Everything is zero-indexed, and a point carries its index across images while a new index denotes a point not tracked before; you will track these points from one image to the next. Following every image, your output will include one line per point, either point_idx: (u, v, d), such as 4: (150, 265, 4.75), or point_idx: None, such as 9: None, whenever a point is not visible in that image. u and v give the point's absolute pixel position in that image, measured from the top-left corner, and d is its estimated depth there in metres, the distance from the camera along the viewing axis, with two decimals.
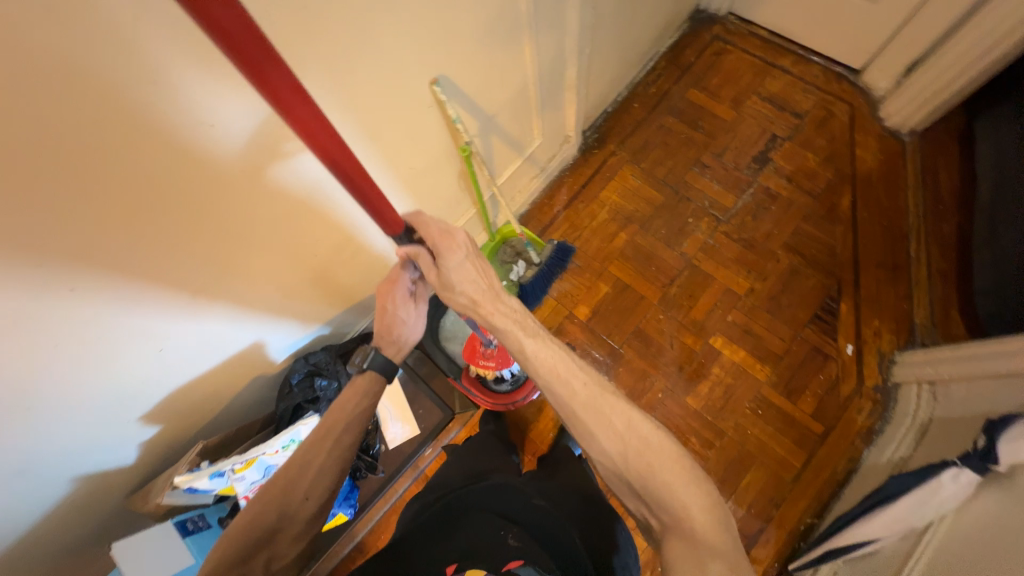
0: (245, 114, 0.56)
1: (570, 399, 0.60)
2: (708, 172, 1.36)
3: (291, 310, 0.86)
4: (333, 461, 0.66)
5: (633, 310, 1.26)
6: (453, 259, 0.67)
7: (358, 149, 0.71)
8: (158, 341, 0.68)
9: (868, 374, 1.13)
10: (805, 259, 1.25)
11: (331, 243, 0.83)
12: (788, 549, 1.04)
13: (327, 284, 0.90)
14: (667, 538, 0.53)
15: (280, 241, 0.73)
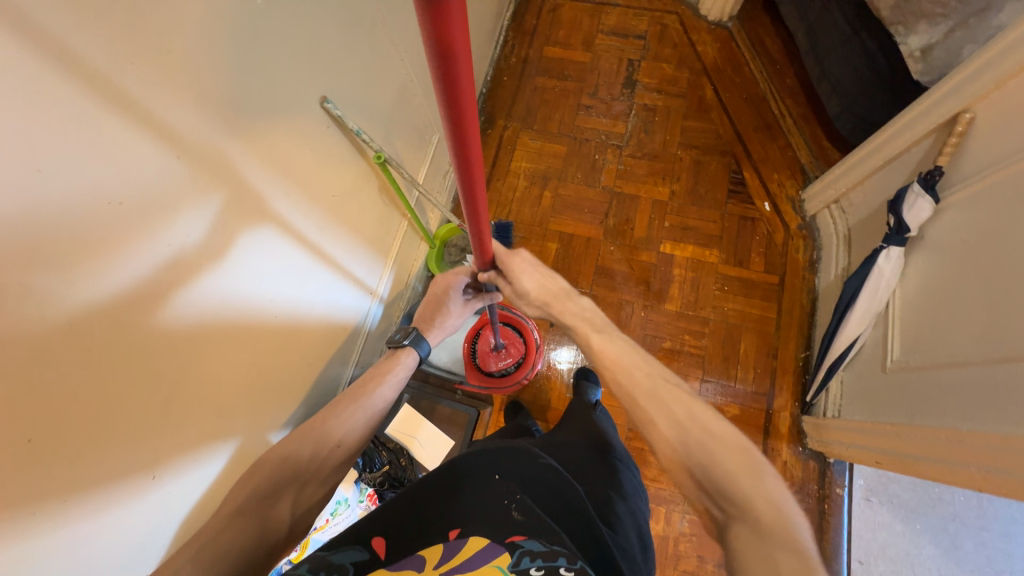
0: (179, 213, 0.56)
1: (634, 388, 0.63)
2: (593, 111, 1.46)
3: (269, 385, 0.80)
4: (361, 420, 0.68)
5: (587, 253, 1.32)
6: (523, 276, 0.73)
7: (272, 192, 0.70)
8: (149, 469, 0.59)
9: (789, 219, 1.30)
10: (701, 150, 1.40)
11: (283, 299, 0.78)
12: (800, 386, 1.16)
13: (297, 345, 0.85)
14: (731, 527, 0.51)
15: (233, 310, 0.68)
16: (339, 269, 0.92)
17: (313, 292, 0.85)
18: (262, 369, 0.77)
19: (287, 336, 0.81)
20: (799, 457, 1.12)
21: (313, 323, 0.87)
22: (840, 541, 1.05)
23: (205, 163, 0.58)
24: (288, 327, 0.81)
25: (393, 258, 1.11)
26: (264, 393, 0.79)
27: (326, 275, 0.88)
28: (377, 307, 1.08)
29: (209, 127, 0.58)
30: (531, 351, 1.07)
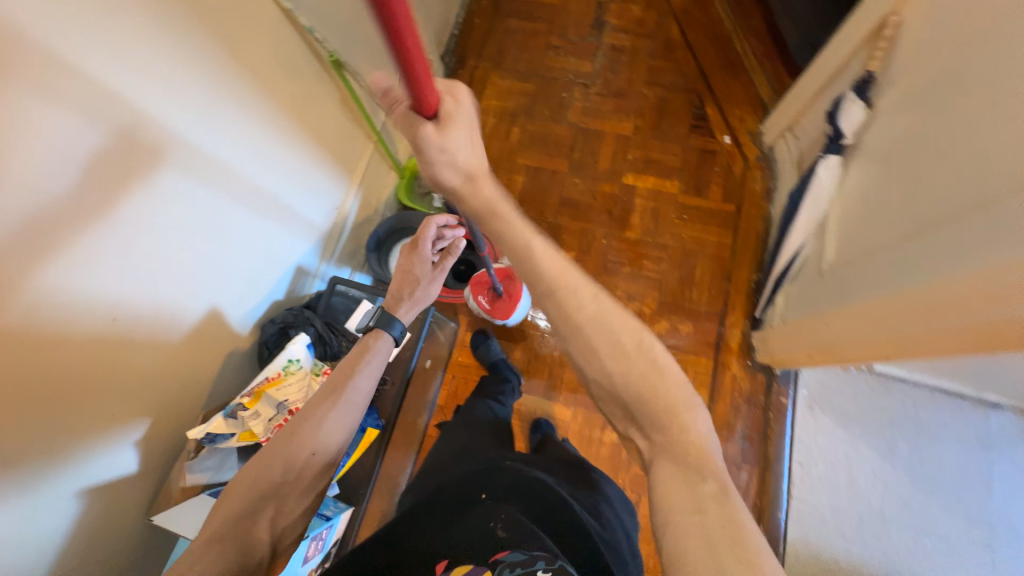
0: (28, 147, 0.48)
1: (578, 310, 0.52)
2: (562, 51, 1.50)
3: (220, 293, 0.79)
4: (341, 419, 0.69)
5: (552, 185, 1.37)
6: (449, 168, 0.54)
7: (153, 110, 0.61)
8: (108, 310, 0.60)
9: (748, 151, 1.34)
10: (666, 87, 1.43)
11: (205, 228, 0.73)
12: (751, 305, 1.21)
13: (246, 258, 0.84)
14: (657, 459, 0.49)
15: (132, 247, 0.61)
16: (291, 182, 0.92)
17: (256, 209, 0.84)
18: (199, 290, 0.75)
19: (229, 251, 0.79)
20: (749, 371, 1.17)
21: (261, 235, 0.87)
22: (783, 445, 1.11)
23: (65, 84, 0.51)
24: (224, 246, 0.78)
25: (359, 177, 1.15)
26: (211, 299, 0.78)
27: (274, 185, 0.88)
28: (344, 225, 1.13)
29: (50, 27, 0.48)
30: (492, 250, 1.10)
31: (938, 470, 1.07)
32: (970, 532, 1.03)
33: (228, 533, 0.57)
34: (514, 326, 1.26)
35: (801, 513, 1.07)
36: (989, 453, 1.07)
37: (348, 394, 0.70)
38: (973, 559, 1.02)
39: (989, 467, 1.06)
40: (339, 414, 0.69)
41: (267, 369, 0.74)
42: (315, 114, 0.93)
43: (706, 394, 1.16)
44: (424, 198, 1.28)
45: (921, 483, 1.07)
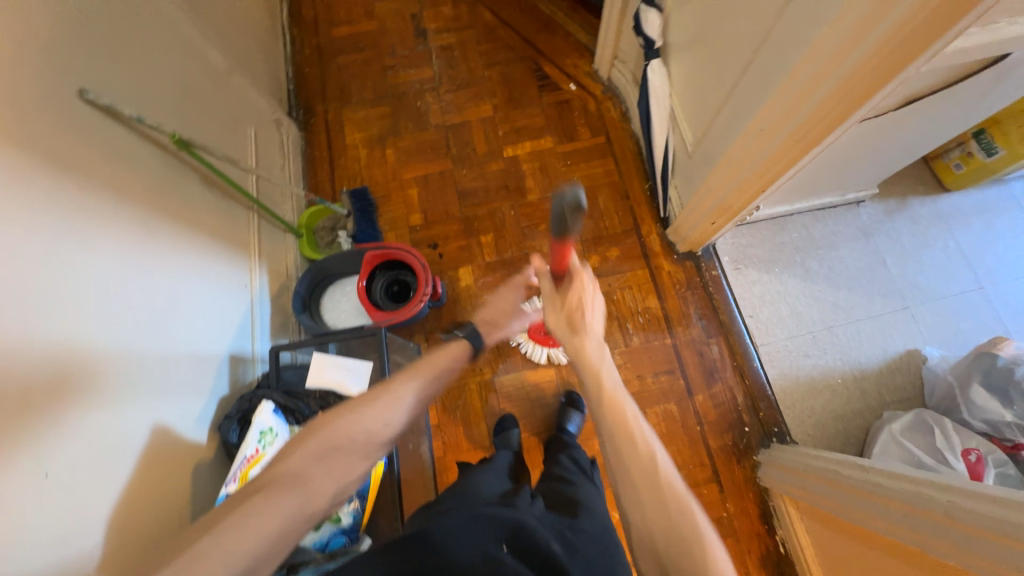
0: None
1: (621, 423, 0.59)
2: (400, 67, 1.56)
3: (152, 410, 0.72)
4: (415, 401, 0.67)
5: (445, 185, 1.42)
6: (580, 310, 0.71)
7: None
8: (36, 466, 0.54)
9: (593, 89, 1.50)
10: (503, 64, 1.55)
11: (98, 354, 0.65)
12: (654, 210, 1.34)
13: (164, 365, 0.77)
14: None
15: (29, 400, 0.55)
16: (183, 273, 0.86)
17: (153, 313, 0.77)
18: (123, 417, 0.67)
19: (139, 365, 0.72)
20: (678, 262, 1.30)
21: (177, 338, 0.81)
22: (732, 308, 1.25)
23: None
24: (138, 364, 0.72)
25: (258, 247, 1.10)
26: (144, 420, 0.70)
27: (166, 282, 0.81)
28: (262, 299, 1.08)
29: None
30: (413, 252, 1.12)
31: (846, 269, 1.27)
32: (888, 304, 1.24)
33: (287, 482, 0.55)
34: (469, 322, 1.28)
35: (770, 354, 1.21)
36: (872, 239, 1.29)
37: (431, 383, 0.70)
38: (899, 322, 1.22)
39: (877, 248, 1.28)
40: (415, 396, 0.67)
41: (244, 450, 0.73)
42: (183, 199, 0.89)
43: (655, 298, 1.27)
44: (332, 246, 1.31)
45: (840, 285, 1.26)
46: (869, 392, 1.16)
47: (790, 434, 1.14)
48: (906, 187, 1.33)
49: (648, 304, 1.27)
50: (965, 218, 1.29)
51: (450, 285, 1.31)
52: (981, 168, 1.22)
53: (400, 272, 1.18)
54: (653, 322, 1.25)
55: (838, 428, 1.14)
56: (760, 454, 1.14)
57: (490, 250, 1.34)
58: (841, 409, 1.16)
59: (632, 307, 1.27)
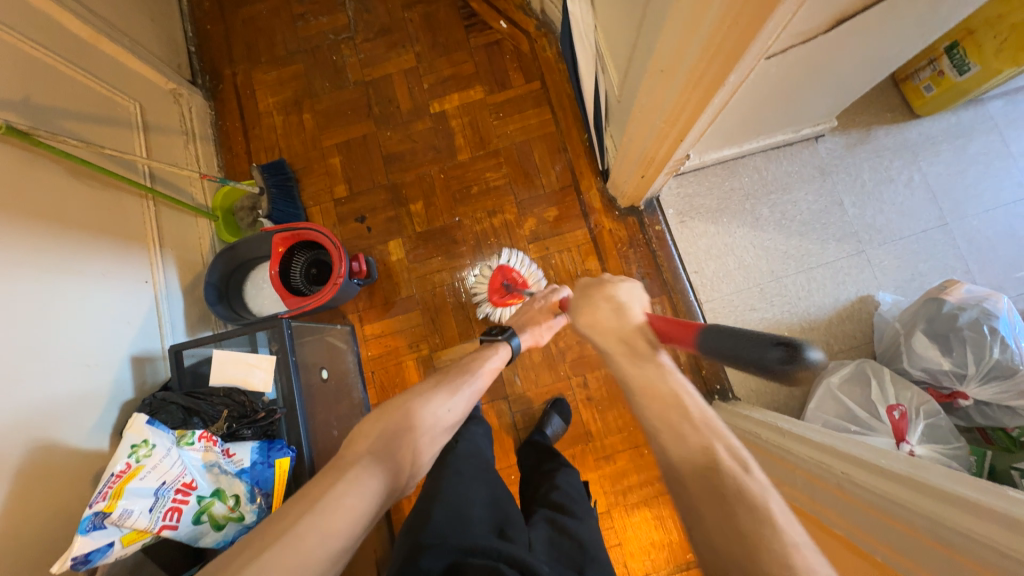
0: None
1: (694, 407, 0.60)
2: (310, 16, 1.39)
3: (31, 425, 0.70)
4: (415, 450, 0.74)
5: (369, 150, 1.31)
6: (614, 307, 0.72)
7: None
8: None
9: (526, 25, 1.33)
10: (425, 3, 1.37)
11: None
12: (594, 162, 1.24)
13: (43, 378, 0.74)
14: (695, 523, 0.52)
15: None
16: (58, 279, 0.80)
17: (22, 324, 0.73)
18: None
19: (6, 384, 0.69)
20: (619, 220, 1.22)
21: (55, 351, 0.77)
22: (675, 265, 1.18)
23: None
24: (3, 386, 0.68)
25: (158, 240, 1.03)
26: (18, 441, 0.69)
27: (35, 289, 0.76)
28: (170, 295, 1.03)
29: None
30: (326, 232, 1.06)
31: (799, 214, 1.18)
32: (842, 249, 1.16)
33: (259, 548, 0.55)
34: (403, 298, 1.23)
35: (715, 311, 1.16)
36: (829, 178, 1.18)
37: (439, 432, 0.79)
38: (852, 268, 1.15)
39: (833, 188, 1.18)
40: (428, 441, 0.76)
41: (112, 466, 0.69)
42: (43, 196, 0.81)
43: (595, 259, 1.21)
44: (254, 227, 1.24)
45: (792, 232, 1.17)
46: (816, 342, 1.12)
47: (732, 391, 1.12)
48: (871, 116, 1.20)
49: (588, 266, 1.21)
50: (934, 146, 1.17)
51: (382, 261, 1.25)
52: (952, 89, 1.08)
53: (321, 253, 1.13)
54: None
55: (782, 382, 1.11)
56: None
57: (421, 220, 1.26)
58: None
59: (572, 270, 1.21)
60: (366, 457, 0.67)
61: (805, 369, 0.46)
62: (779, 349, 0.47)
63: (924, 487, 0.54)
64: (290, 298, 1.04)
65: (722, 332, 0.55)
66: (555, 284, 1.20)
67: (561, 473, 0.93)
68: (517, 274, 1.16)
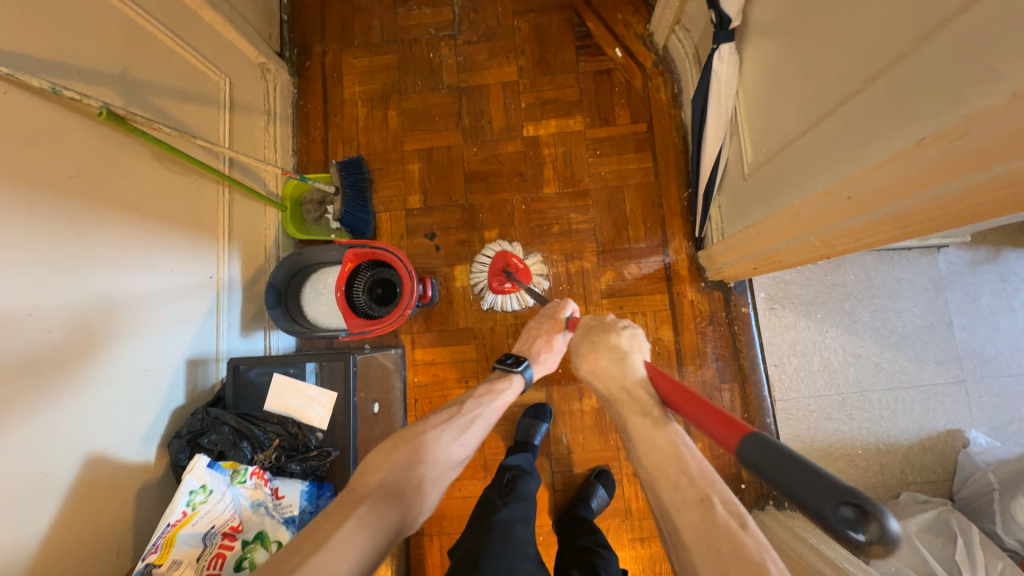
0: None
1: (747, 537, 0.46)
2: (413, 4, 1.29)
3: (87, 439, 0.67)
4: (421, 490, 0.63)
5: (451, 164, 1.23)
6: (616, 356, 0.66)
7: None
8: None
9: (643, 59, 1.22)
10: (538, 12, 1.26)
11: (11, 398, 0.57)
12: (688, 225, 1.15)
13: (104, 385, 0.70)
14: None
15: None
16: (130, 275, 0.75)
17: (93, 326, 0.68)
18: (50, 455, 0.61)
19: (69, 392, 0.65)
20: (704, 292, 1.13)
21: (120, 353, 0.73)
22: (755, 353, 1.10)
23: None
24: (66, 395, 0.64)
25: (227, 232, 0.99)
26: (75, 453, 0.65)
27: (106, 288, 0.71)
28: (231, 292, 0.99)
29: None
30: (398, 254, 0.99)
31: (901, 326, 1.08)
32: (940, 373, 1.06)
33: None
34: (460, 327, 1.17)
35: (787, 411, 1.08)
36: (943, 293, 1.08)
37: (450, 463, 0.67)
38: (948, 397, 1.06)
39: (945, 305, 1.08)
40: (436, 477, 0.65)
41: (168, 515, 0.67)
42: (126, 184, 0.75)
43: (670, 330, 1.13)
44: (320, 223, 1.18)
45: (889, 344, 1.08)
46: (890, 468, 1.04)
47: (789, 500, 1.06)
48: (1007, 235, 1.08)
49: (660, 335, 1.13)
50: None
51: (444, 284, 1.19)
52: None
53: (386, 271, 1.07)
54: (663, 356, 1.12)
55: None
56: (751, 515, 1.06)
57: (493, 249, 1.19)
58: (853, 482, 1.05)
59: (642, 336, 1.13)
60: (369, 497, 0.57)
61: (884, 544, 0.32)
62: (839, 503, 0.34)
63: None
64: (352, 319, 0.98)
65: (771, 449, 0.41)
66: None
67: (605, 565, 0.80)
68: (517, 261, 1.13)
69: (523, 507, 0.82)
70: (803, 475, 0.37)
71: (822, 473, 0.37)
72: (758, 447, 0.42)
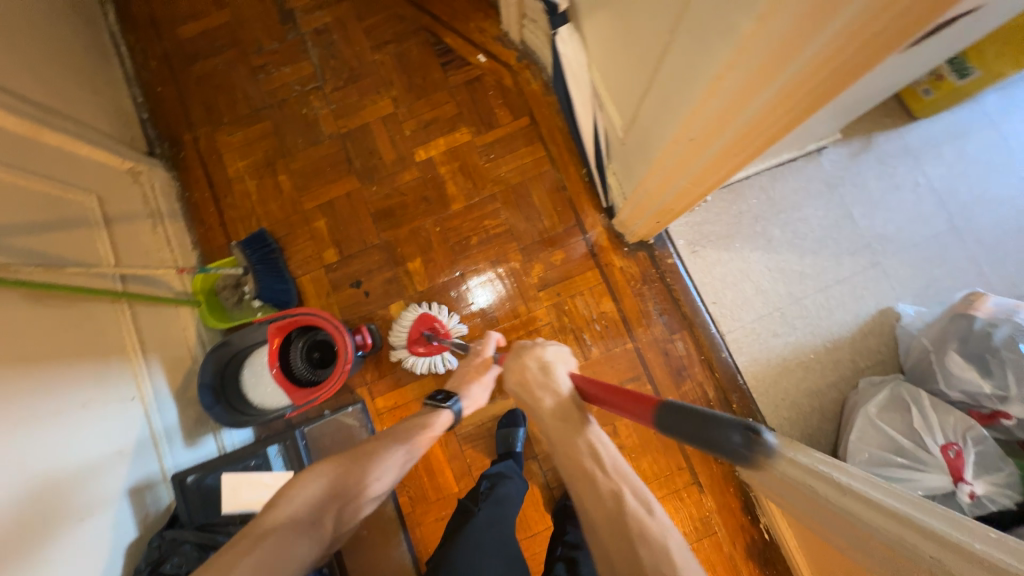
0: None
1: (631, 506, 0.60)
2: (271, 67, 1.28)
3: None
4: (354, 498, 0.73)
5: (356, 209, 1.22)
6: (540, 366, 0.74)
7: None
8: None
9: (506, 57, 1.25)
10: (394, 42, 1.28)
11: None
12: (596, 199, 1.18)
13: (35, 552, 0.65)
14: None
15: None
16: (33, 425, 0.70)
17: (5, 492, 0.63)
18: None
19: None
20: (629, 256, 1.17)
21: (46, 509, 0.68)
22: (692, 297, 1.14)
23: None
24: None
25: (139, 348, 0.94)
26: None
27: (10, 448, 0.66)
28: (160, 405, 0.94)
29: None
30: (322, 315, 0.97)
31: (810, 232, 1.15)
32: (857, 262, 1.13)
33: None
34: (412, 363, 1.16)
35: (737, 341, 1.12)
36: (836, 190, 1.15)
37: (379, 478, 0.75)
38: (870, 281, 1.13)
39: (842, 200, 1.15)
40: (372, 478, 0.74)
41: None
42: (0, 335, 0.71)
43: (610, 301, 1.16)
44: (243, 305, 1.14)
45: (805, 251, 1.14)
46: (842, 362, 1.10)
47: (765, 422, 1.10)
48: (871, 122, 1.17)
49: (602, 308, 1.16)
50: (936, 148, 1.15)
51: (384, 327, 1.18)
52: (953, 92, 1.06)
53: (318, 334, 1.05)
54: (611, 327, 1.15)
55: (814, 406, 1.09)
56: None
57: (421, 278, 1.19)
58: (815, 386, 1.10)
59: (586, 315, 1.16)
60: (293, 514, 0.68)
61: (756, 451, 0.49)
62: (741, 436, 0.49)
63: None
64: (296, 393, 0.96)
65: (679, 412, 0.56)
66: (570, 331, 1.15)
67: (582, 557, 0.84)
68: (441, 324, 1.12)
69: (497, 514, 0.87)
70: (700, 424, 0.53)
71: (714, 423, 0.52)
72: (665, 415, 0.57)
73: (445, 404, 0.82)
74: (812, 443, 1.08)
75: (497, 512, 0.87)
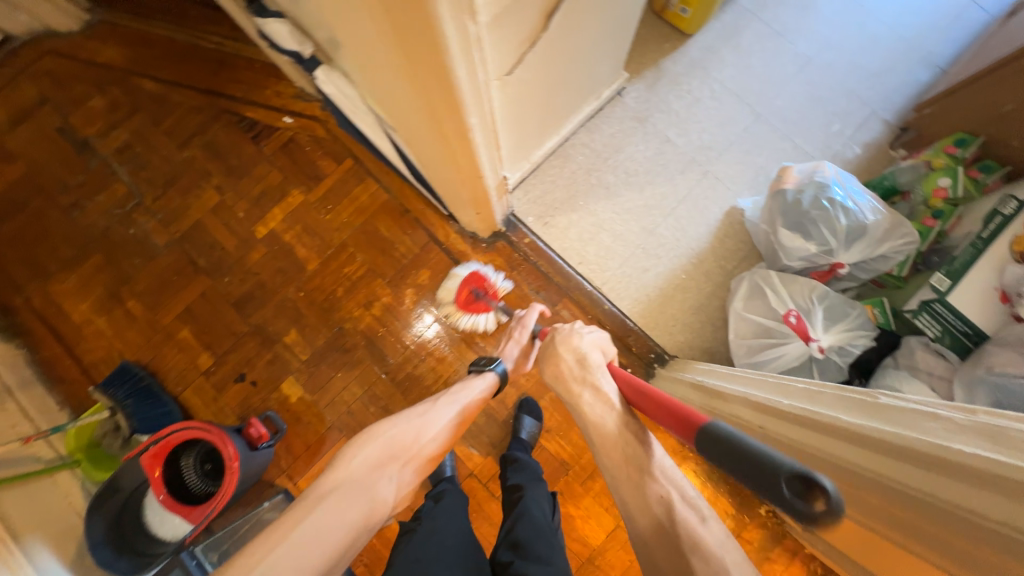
0: None
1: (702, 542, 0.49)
2: (84, 200, 1.24)
3: None
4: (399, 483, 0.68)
5: (215, 305, 1.19)
6: (577, 358, 0.69)
7: None
8: None
9: (311, 110, 1.26)
10: (199, 134, 1.27)
11: None
12: (439, 214, 1.20)
13: None
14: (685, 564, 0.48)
15: None
16: None
17: None
18: None
19: None
20: (489, 249, 1.19)
21: None
22: (559, 265, 1.17)
23: None
24: None
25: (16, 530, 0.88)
26: None
27: None
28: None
29: None
30: (191, 425, 0.93)
31: (640, 167, 1.20)
32: (690, 178, 1.20)
33: None
34: (321, 432, 1.13)
35: (614, 289, 1.16)
36: (648, 122, 1.22)
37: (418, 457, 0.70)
38: (707, 191, 1.19)
39: (657, 129, 1.22)
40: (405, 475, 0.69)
41: None
42: None
43: None
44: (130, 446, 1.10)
45: (642, 185, 1.20)
46: (711, 271, 1.15)
47: (666, 352, 1.13)
48: (654, 53, 1.25)
49: None
50: (716, 54, 1.24)
51: (282, 407, 1.14)
52: (702, 3, 1.15)
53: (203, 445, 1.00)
54: (499, 322, 1.16)
55: (701, 320, 1.13)
56: None
57: (303, 347, 1.16)
58: (695, 302, 1.14)
59: None
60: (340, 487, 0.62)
61: (832, 514, 0.32)
62: (789, 481, 0.34)
63: (907, 454, 0.46)
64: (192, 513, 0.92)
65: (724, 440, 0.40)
66: (461, 340, 1.15)
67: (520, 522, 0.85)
68: (489, 284, 1.14)
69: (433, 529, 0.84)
70: (749, 455, 0.38)
71: (769, 456, 0.37)
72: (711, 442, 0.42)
73: (490, 368, 0.84)
74: (712, 354, 1.12)
75: (435, 522, 0.85)
